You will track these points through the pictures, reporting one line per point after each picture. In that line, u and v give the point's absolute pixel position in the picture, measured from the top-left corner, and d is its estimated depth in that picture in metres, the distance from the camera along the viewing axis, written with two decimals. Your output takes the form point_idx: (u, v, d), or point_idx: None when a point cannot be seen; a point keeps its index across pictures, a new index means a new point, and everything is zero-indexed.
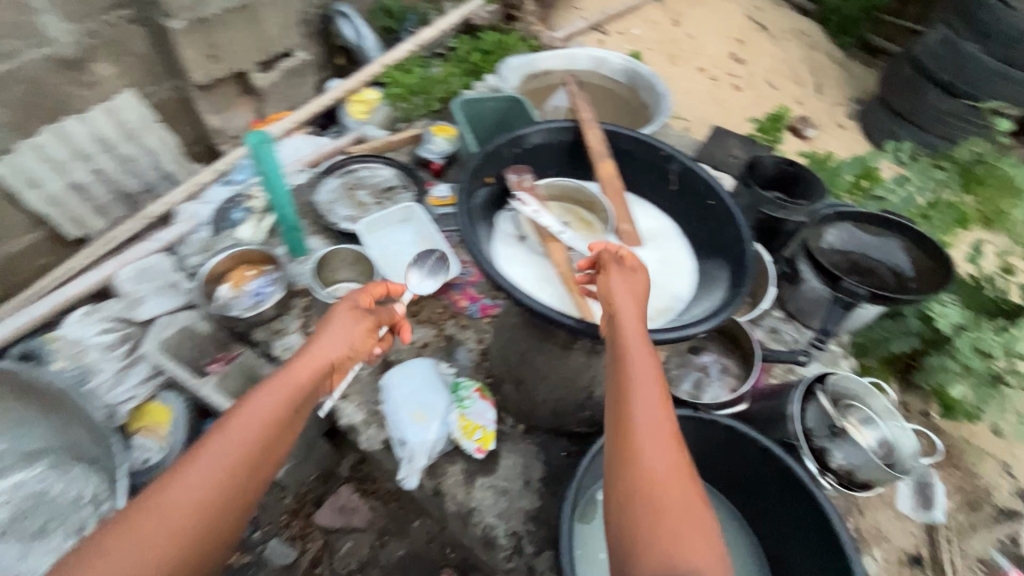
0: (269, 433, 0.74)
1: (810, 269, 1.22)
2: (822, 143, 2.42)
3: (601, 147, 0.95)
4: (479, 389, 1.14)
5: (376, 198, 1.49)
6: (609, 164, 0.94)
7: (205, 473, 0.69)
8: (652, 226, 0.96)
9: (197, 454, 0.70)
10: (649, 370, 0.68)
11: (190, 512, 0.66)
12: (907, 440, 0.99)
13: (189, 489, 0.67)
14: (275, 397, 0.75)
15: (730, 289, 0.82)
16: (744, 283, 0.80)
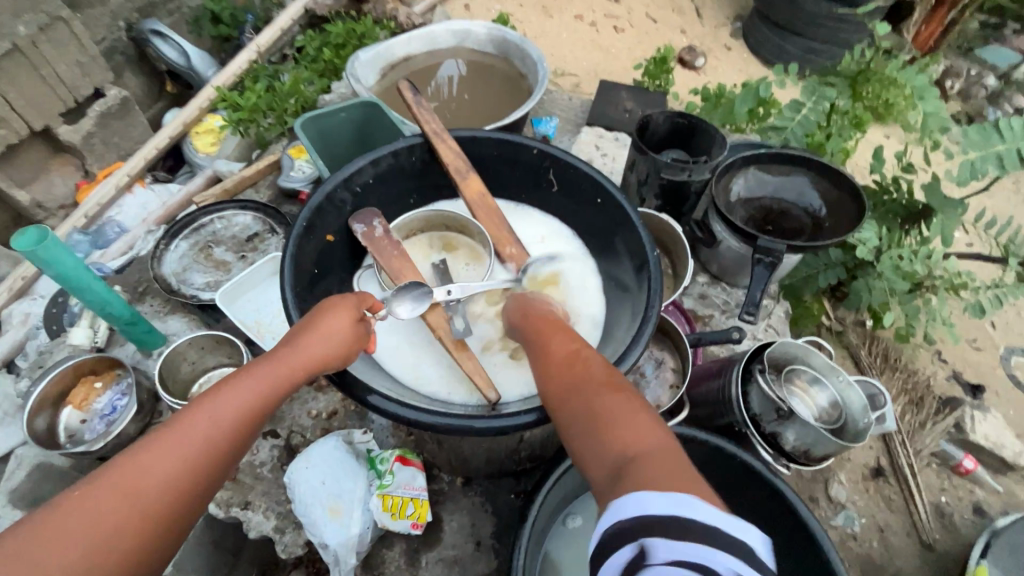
0: (232, 440, 0.56)
1: (725, 229, 1.12)
2: (712, 71, 2.34)
3: (458, 164, 0.78)
4: (400, 455, 0.97)
5: (237, 253, 1.27)
6: (476, 180, 0.78)
7: (158, 473, 0.51)
8: (543, 238, 0.83)
9: (156, 443, 0.53)
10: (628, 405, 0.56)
11: (125, 518, 0.49)
12: (852, 395, 0.92)
13: (133, 483, 0.50)
14: (258, 382, 0.59)
15: (641, 305, 0.68)
16: (656, 299, 0.67)
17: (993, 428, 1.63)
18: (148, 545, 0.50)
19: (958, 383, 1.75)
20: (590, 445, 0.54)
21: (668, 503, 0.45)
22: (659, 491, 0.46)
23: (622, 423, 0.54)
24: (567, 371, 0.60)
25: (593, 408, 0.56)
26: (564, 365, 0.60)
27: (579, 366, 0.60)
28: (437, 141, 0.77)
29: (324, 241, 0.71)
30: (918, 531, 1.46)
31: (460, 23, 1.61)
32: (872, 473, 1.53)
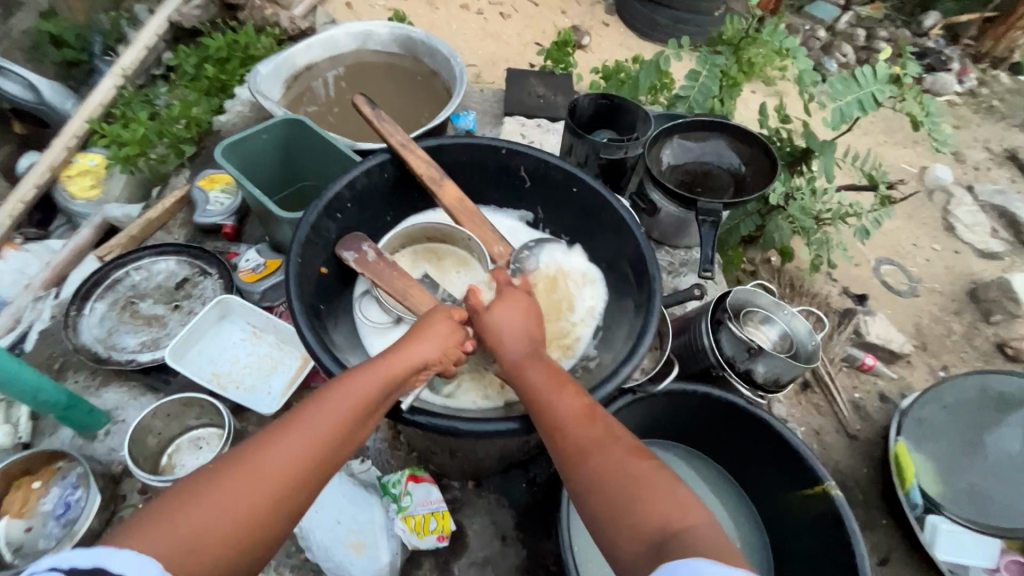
0: (340, 441, 0.61)
1: (662, 196, 1.21)
2: (599, 48, 2.47)
3: (433, 173, 0.80)
4: (411, 473, 0.97)
5: (169, 303, 1.15)
6: (450, 185, 0.82)
7: (275, 464, 0.57)
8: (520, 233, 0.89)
9: (274, 438, 0.58)
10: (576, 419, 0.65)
11: (261, 496, 0.55)
12: (798, 323, 1.07)
13: (259, 479, 0.56)
14: (361, 390, 0.63)
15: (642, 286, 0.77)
16: (653, 274, 0.76)
17: (882, 328, 1.94)
18: (268, 518, 0.56)
19: (848, 296, 2.06)
20: (617, 512, 0.58)
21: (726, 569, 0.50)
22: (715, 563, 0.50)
23: (648, 491, 0.58)
24: (584, 429, 0.64)
25: (621, 471, 0.60)
26: (581, 424, 0.64)
27: (598, 426, 0.64)
28: (407, 153, 0.79)
29: (319, 274, 0.71)
30: (844, 427, 1.71)
31: (360, 25, 1.56)
32: (802, 387, 1.76)
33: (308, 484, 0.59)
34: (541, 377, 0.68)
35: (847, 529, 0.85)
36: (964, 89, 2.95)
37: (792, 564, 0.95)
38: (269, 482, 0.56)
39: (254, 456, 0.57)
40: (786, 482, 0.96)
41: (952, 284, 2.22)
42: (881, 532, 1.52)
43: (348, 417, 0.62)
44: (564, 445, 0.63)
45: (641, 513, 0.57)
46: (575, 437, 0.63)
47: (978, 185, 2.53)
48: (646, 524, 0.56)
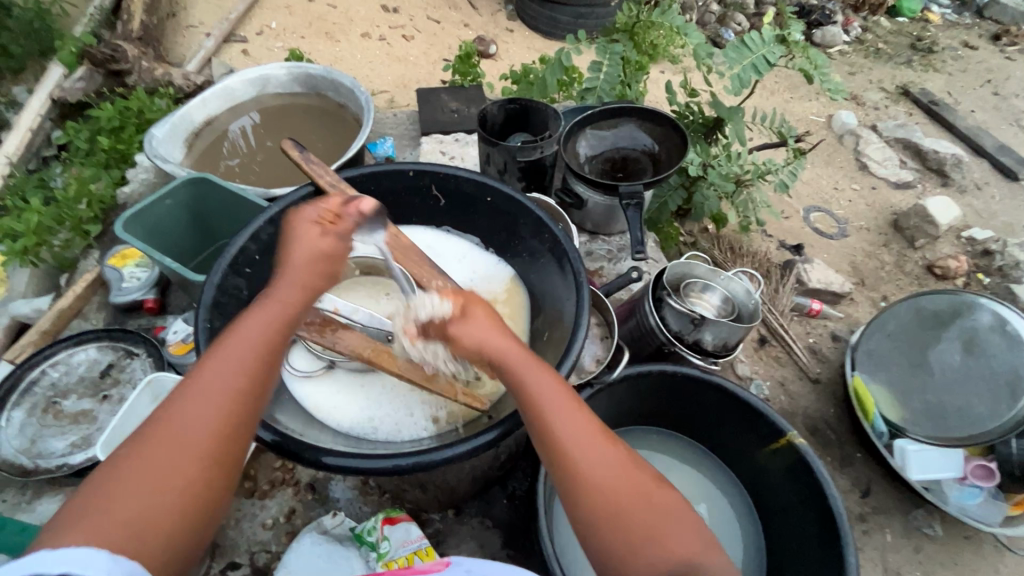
0: (260, 382, 0.59)
1: (586, 188, 1.23)
2: (507, 55, 2.49)
3: (364, 210, 0.81)
4: (384, 516, 0.93)
5: (96, 395, 1.07)
6: (384, 222, 0.85)
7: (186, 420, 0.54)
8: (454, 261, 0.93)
9: (181, 392, 0.55)
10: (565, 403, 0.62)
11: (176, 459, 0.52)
12: (737, 286, 1.10)
13: (170, 445, 0.53)
14: (262, 324, 0.61)
15: (569, 278, 0.79)
16: (569, 252, 0.80)
17: (822, 272, 2.02)
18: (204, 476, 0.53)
19: (785, 249, 2.13)
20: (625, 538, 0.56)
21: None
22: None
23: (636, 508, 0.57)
24: (591, 446, 0.60)
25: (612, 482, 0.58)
26: (587, 440, 0.60)
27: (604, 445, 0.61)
28: (336, 191, 0.83)
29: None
30: (806, 373, 1.76)
31: (254, 71, 1.52)
32: (759, 343, 1.81)
33: (236, 439, 0.56)
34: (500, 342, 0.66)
35: (816, 474, 0.87)
36: (851, 38, 3.14)
37: (776, 520, 0.97)
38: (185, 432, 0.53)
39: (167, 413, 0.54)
40: (751, 442, 0.99)
41: (877, 219, 2.34)
42: (858, 466, 1.58)
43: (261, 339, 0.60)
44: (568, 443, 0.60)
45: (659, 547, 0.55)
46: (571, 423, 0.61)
47: (881, 123, 2.69)
48: (662, 558, 0.54)
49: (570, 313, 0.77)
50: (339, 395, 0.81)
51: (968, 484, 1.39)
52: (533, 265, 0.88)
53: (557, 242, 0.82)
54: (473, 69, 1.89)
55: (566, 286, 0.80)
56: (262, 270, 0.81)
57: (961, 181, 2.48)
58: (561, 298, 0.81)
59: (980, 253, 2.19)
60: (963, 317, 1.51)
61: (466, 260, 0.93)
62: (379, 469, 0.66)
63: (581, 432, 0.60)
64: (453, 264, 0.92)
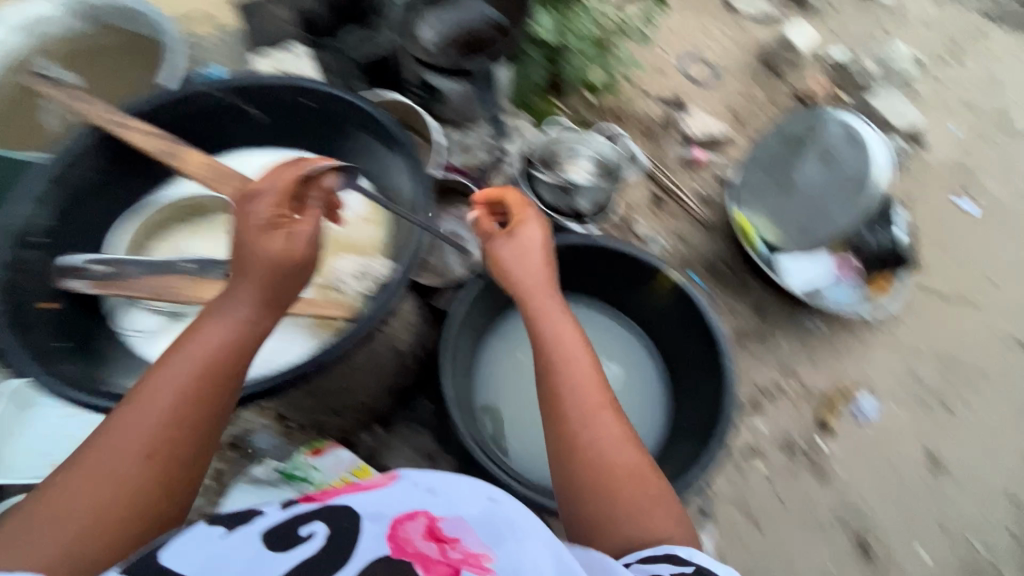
0: (203, 405, 0.63)
1: (438, 76, 1.15)
2: None
3: (167, 144, 0.79)
4: (311, 449, 0.95)
5: None
6: (195, 152, 0.80)
7: (125, 431, 0.60)
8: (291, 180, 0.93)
9: (133, 406, 0.60)
10: (579, 367, 0.74)
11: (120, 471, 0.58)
12: (604, 147, 1.12)
13: (116, 458, 0.59)
14: (204, 351, 0.64)
15: (400, 153, 0.85)
16: (392, 129, 0.84)
17: (701, 121, 2.07)
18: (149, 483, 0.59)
19: (667, 105, 2.16)
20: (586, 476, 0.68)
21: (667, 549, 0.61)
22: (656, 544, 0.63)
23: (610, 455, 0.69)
24: (588, 398, 0.72)
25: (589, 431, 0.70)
26: (592, 407, 0.71)
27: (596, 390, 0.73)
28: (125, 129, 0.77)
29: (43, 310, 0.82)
30: (698, 219, 1.87)
31: (16, 11, 1.25)
32: (653, 202, 1.88)
33: (180, 452, 0.61)
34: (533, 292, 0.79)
35: (696, 303, 0.96)
36: None
37: (672, 350, 1.08)
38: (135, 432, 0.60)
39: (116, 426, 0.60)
40: (640, 288, 1.05)
41: (748, 57, 2.38)
42: (751, 290, 1.74)
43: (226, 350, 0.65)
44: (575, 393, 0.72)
45: (621, 503, 0.67)
46: (575, 389, 0.73)
47: None
48: (628, 519, 0.65)
49: (410, 196, 0.85)
50: (185, 338, 0.92)
51: (841, 283, 1.60)
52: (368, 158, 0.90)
53: (388, 131, 0.85)
54: None
55: (398, 161, 0.86)
56: (62, 237, 0.88)
57: None
58: (400, 188, 0.87)
59: (840, 71, 2.31)
60: (817, 134, 1.61)
61: (298, 176, 0.95)
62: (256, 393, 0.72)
63: (580, 394, 0.72)
64: (289, 185, 0.93)
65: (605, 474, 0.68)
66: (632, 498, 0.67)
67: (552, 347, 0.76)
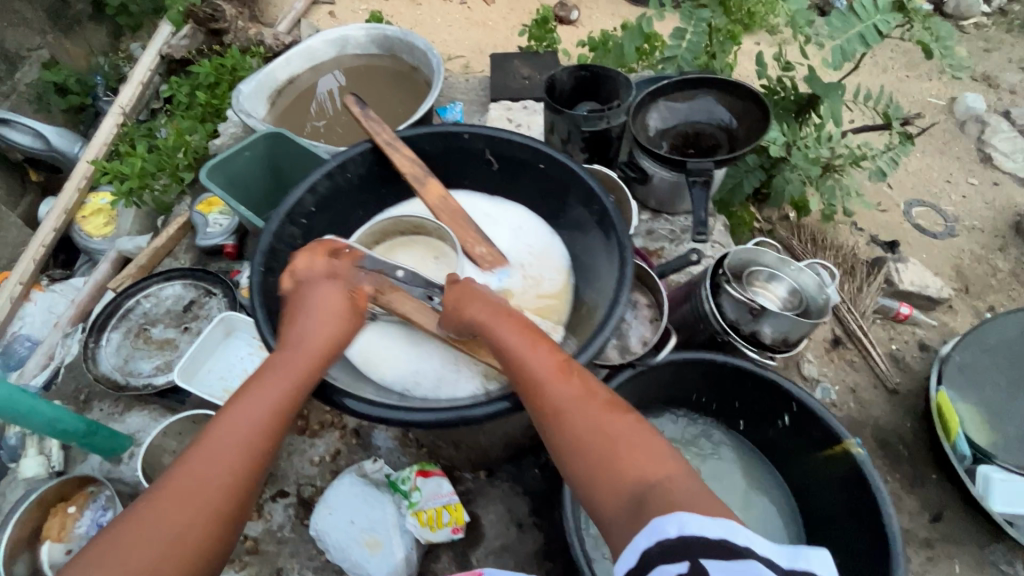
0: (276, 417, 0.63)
1: (652, 162, 1.17)
2: (589, 22, 2.39)
3: (416, 171, 0.86)
4: (419, 468, 0.97)
5: (179, 326, 1.19)
6: (434, 185, 0.87)
7: (214, 444, 0.59)
8: (509, 228, 0.92)
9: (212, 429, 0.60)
10: (561, 392, 0.62)
11: (204, 496, 0.56)
12: (806, 279, 1.01)
13: (190, 489, 0.56)
14: (289, 368, 0.66)
15: (615, 249, 0.77)
16: (616, 225, 0.77)
17: (916, 273, 1.80)
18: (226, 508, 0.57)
19: (877, 245, 1.92)
20: (603, 482, 0.56)
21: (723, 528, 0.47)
22: (707, 517, 0.48)
23: (629, 450, 0.57)
24: (562, 390, 0.62)
25: (596, 431, 0.59)
26: (586, 415, 0.60)
27: (575, 382, 0.63)
28: (391, 150, 0.86)
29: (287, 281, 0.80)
30: (883, 381, 1.60)
31: (336, 30, 1.57)
32: (832, 344, 1.66)
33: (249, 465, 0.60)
34: (513, 338, 0.68)
35: (873, 489, 0.81)
36: (992, 8, 2.71)
37: (821, 529, 0.92)
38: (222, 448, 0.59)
39: (189, 460, 0.58)
40: (804, 444, 0.93)
41: (993, 219, 2.05)
42: (931, 487, 1.42)
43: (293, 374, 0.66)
44: (540, 401, 0.62)
45: (619, 474, 0.56)
46: (559, 401, 0.61)
47: (1015, 109, 2.33)
48: (636, 484, 0.54)
49: (610, 288, 0.75)
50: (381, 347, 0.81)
51: None
52: (582, 236, 0.86)
53: (607, 215, 0.79)
54: (550, 35, 1.84)
55: (608, 249, 0.78)
56: (316, 222, 0.84)
57: None
58: (605, 271, 0.79)
59: None
60: None
61: (511, 231, 0.91)
62: (421, 422, 0.66)
63: (577, 414, 0.60)
64: (507, 233, 0.92)
65: (599, 464, 0.57)
66: (631, 472, 0.55)
67: (527, 378, 0.64)
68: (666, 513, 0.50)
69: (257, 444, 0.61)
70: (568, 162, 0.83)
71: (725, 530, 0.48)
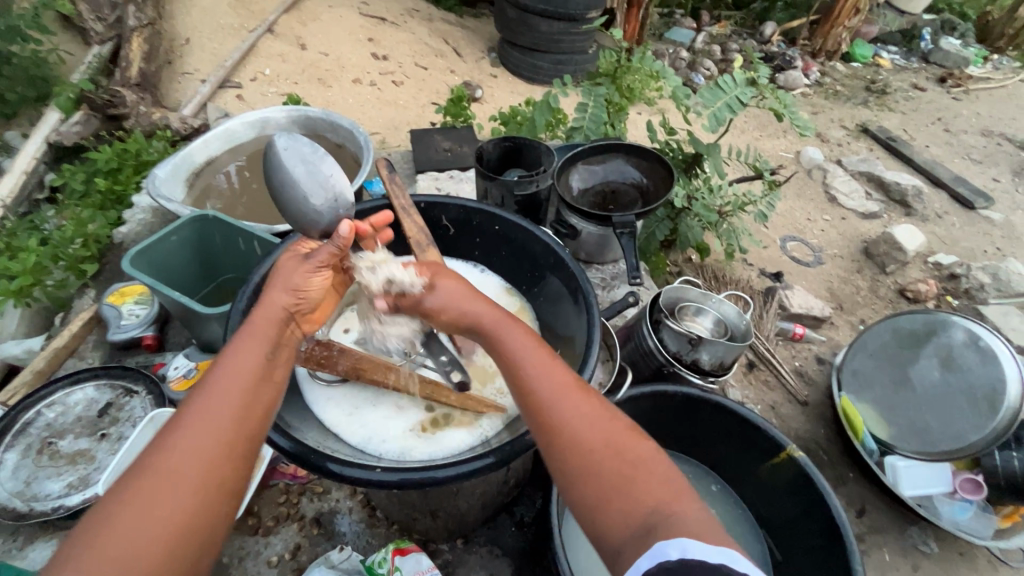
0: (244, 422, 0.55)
1: (579, 219, 1.29)
2: (493, 99, 2.60)
3: (420, 238, 0.88)
4: (395, 547, 0.92)
5: (94, 434, 1.06)
6: (433, 253, 0.87)
7: (176, 459, 0.50)
8: (470, 284, 1.02)
9: (174, 430, 0.52)
10: (564, 393, 0.62)
11: (167, 498, 0.48)
12: (728, 307, 1.15)
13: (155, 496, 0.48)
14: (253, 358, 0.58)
15: (581, 302, 0.86)
16: (578, 279, 0.88)
17: (802, 298, 2.06)
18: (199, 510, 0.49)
19: (766, 276, 2.18)
20: (606, 497, 0.56)
21: (722, 557, 0.48)
22: (706, 545, 0.49)
23: (639, 478, 0.57)
24: (568, 400, 0.62)
25: (601, 446, 0.59)
26: (567, 400, 0.62)
27: (585, 403, 0.62)
28: (405, 214, 0.91)
29: None
30: (795, 395, 1.78)
31: (255, 113, 1.57)
32: (747, 367, 1.83)
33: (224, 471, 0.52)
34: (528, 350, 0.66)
35: (817, 486, 0.90)
36: (811, 81, 3.36)
37: (781, 534, 1.00)
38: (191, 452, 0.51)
39: (156, 458, 0.50)
40: (753, 458, 1.02)
41: (848, 246, 2.44)
42: (852, 486, 1.58)
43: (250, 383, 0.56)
44: (543, 417, 0.62)
45: (626, 493, 0.56)
46: (559, 415, 0.61)
47: (845, 158, 2.86)
48: (634, 506, 0.55)
49: (582, 334, 0.84)
50: (352, 414, 0.81)
51: (959, 498, 1.43)
52: (538, 290, 0.98)
53: (565, 267, 0.91)
54: (464, 112, 1.98)
55: (577, 308, 0.87)
56: None
57: (923, 210, 2.62)
58: (569, 320, 0.89)
59: (946, 276, 2.29)
60: (937, 334, 1.55)
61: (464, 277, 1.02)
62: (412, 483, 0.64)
63: (575, 411, 0.61)
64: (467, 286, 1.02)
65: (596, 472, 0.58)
66: (634, 492, 0.55)
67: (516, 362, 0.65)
68: (664, 537, 0.50)
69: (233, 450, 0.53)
70: (522, 224, 0.95)
71: (720, 554, 0.48)
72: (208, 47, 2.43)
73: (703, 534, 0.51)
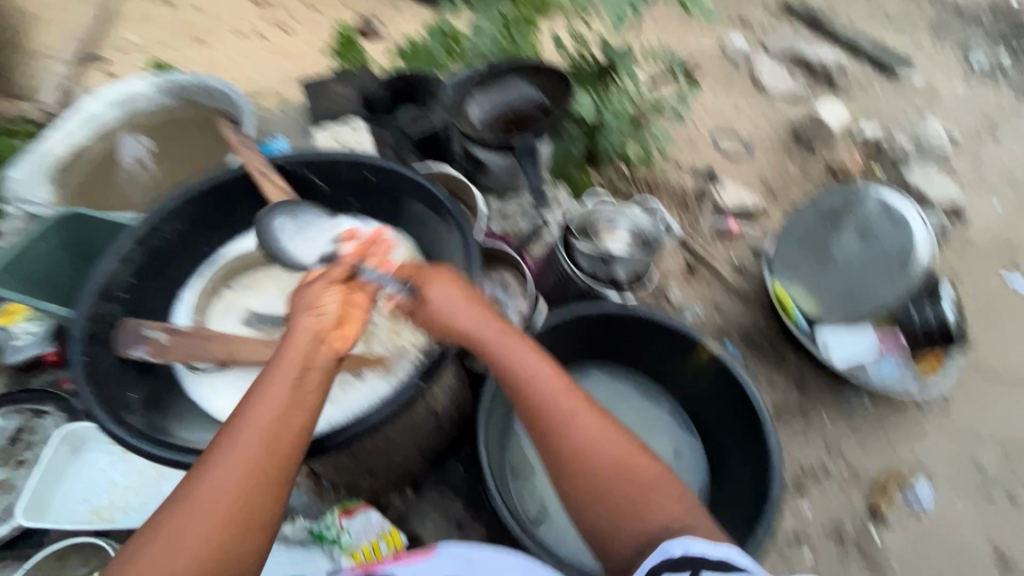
0: (266, 463, 0.66)
1: (484, 150, 1.23)
2: (395, 31, 2.40)
3: (285, 200, 0.96)
4: (343, 509, 0.94)
5: (11, 462, 1.07)
6: (300, 213, 0.95)
7: (207, 502, 0.62)
8: None
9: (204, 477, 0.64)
10: (578, 404, 0.78)
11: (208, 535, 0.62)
12: (642, 217, 1.15)
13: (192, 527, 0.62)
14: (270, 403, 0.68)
15: (454, 230, 0.95)
16: (448, 207, 0.95)
17: (735, 192, 2.05)
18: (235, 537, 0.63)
19: (699, 176, 2.13)
20: (612, 498, 0.74)
21: (723, 555, 0.68)
22: (707, 546, 0.68)
23: (648, 490, 0.75)
24: (579, 412, 0.77)
25: (613, 458, 0.76)
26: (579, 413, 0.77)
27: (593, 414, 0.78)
28: (262, 179, 0.96)
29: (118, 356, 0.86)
30: (733, 289, 1.83)
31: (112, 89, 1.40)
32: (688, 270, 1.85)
33: (250, 506, 0.64)
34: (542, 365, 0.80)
35: (736, 375, 0.95)
36: None
37: (709, 420, 1.05)
38: (222, 494, 0.63)
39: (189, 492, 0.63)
40: (678, 358, 1.05)
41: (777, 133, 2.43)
42: (792, 364, 1.67)
43: (263, 434, 0.66)
44: (554, 420, 0.77)
45: (637, 502, 0.74)
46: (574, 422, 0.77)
47: (769, 40, 2.78)
48: (647, 515, 0.73)
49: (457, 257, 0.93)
50: (239, 394, 0.91)
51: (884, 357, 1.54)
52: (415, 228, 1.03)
53: (437, 200, 0.97)
54: (356, 51, 1.82)
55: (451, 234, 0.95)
56: (138, 294, 0.93)
57: (846, 85, 2.61)
58: (447, 248, 0.97)
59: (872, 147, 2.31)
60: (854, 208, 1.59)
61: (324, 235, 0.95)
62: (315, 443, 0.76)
63: (585, 422, 0.77)
64: None
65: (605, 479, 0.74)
66: (648, 504, 0.74)
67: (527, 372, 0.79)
68: (674, 540, 0.70)
69: (258, 484, 0.65)
70: (389, 165, 0.98)
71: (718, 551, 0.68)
72: (59, 21, 2.15)
73: (715, 537, 0.70)
